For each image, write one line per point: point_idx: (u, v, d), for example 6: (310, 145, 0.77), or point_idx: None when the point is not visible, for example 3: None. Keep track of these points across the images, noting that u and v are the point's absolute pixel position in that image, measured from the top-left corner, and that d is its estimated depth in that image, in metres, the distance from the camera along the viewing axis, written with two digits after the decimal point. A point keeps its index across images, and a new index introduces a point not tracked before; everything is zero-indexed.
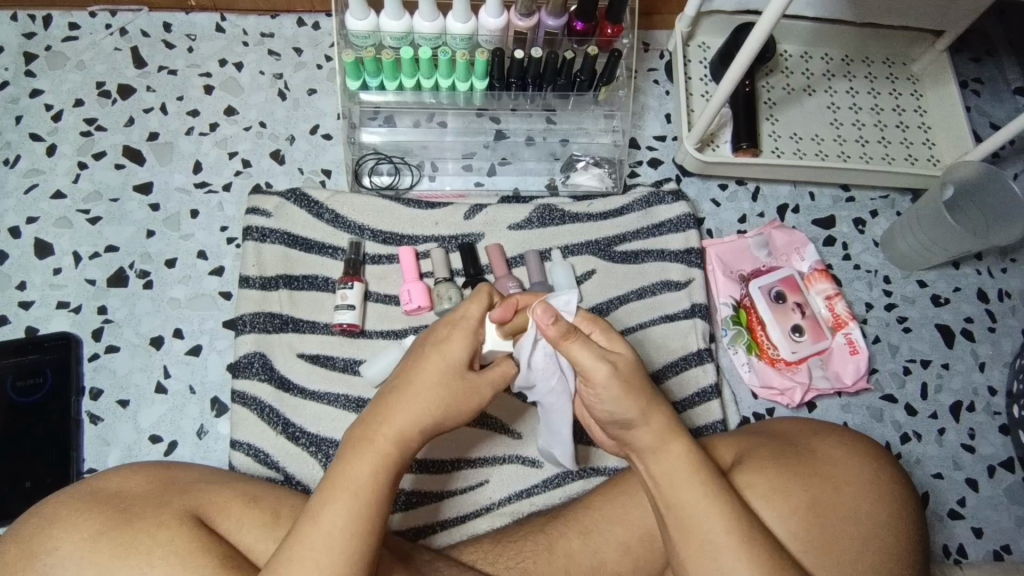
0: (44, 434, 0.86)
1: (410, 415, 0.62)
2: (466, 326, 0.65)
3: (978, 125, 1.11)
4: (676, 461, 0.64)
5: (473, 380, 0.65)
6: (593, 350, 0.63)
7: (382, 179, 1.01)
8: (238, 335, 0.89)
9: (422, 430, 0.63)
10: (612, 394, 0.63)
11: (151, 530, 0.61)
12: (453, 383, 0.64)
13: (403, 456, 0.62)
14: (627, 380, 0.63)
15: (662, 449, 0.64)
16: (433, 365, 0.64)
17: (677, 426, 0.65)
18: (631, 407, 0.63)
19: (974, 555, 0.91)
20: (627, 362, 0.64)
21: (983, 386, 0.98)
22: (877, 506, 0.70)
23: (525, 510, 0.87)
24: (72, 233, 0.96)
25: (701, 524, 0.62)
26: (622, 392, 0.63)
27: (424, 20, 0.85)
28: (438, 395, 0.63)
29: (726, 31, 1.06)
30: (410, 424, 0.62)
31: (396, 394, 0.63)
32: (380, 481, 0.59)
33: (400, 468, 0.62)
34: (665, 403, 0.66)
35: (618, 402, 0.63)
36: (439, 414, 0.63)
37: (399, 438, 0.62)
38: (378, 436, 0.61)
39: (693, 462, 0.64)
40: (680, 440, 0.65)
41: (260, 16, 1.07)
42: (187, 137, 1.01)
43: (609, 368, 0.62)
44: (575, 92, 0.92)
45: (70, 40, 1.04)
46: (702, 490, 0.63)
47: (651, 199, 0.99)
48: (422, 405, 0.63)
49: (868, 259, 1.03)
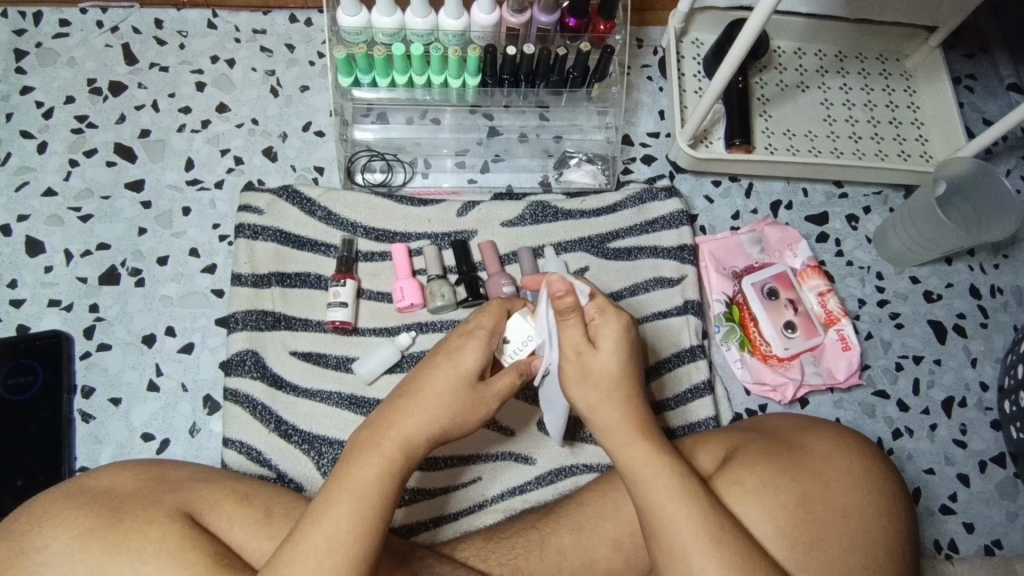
0: (35, 432, 0.86)
1: (421, 421, 0.63)
2: (481, 335, 0.67)
3: (971, 122, 1.11)
4: (639, 464, 0.64)
5: (483, 389, 0.66)
6: (572, 336, 0.67)
7: (375, 176, 1.00)
8: (231, 333, 0.88)
9: (431, 439, 0.63)
10: (572, 376, 0.67)
11: (142, 528, 0.61)
12: (463, 390, 0.65)
13: (410, 463, 0.62)
14: (583, 375, 0.67)
15: (624, 452, 0.65)
16: (446, 373, 0.65)
17: (643, 428, 0.66)
18: (583, 398, 0.67)
19: (964, 550, 0.91)
20: (597, 359, 0.67)
21: (975, 382, 0.98)
22: (865, 502, 0.70)
23: (517, 507, 0.87)
24: (63, 231, 0.96)
25: (670, 525, 0.61)
26: (579, 382, 0.67)
27: (415, 17, 0.85)
28: (450, 404, 0.64)
29: (720, 27, 1.05)
30: (419, 432, 0.63)
31: (409, 402, 0.64)
32: (383, 484, 0.59)
33: (405, 472, 0.62)
34: (637, 404, 0.67)
35: (576, 390, 0.68)
36: (447, 422, 0.64)
37: (406, 443, 0.62)
38: (384, 441, 0.61)
39: (660, 465, 0.64)
40: (642, 442, 0.65)
41: (252, 13, 1.07)
42: (179, 134, 1.01)
43: (575, 354, 0.67)
44: (568, 88, 0.93)
45: (61, 36, 1.03)
46: (665, 492, 0.63)
47: (644, 196, 0.99)
48: (432, 413, 0.64)
49: (861, 255, 1.03)
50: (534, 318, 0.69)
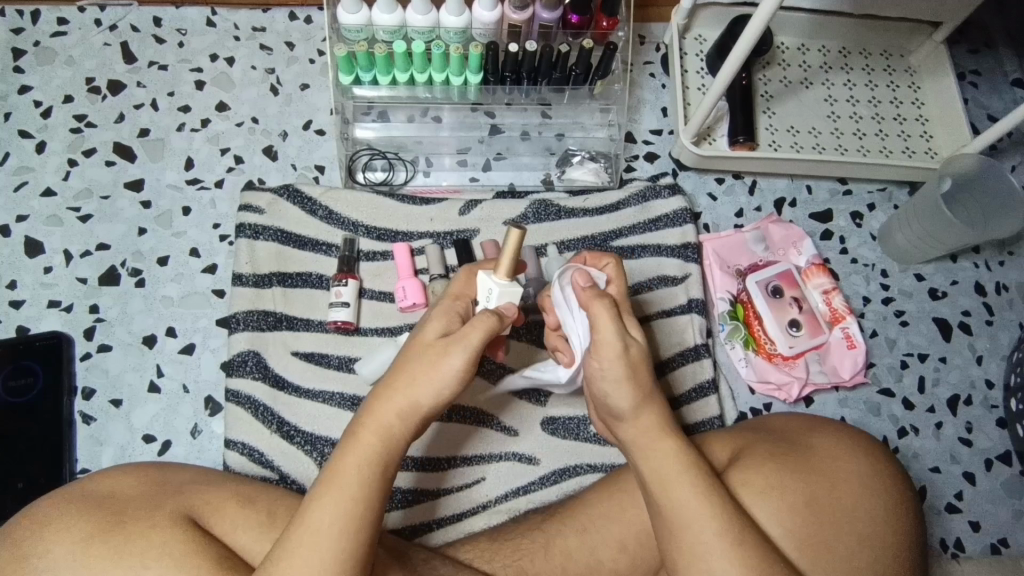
0: (36, 434, 0.85)
1: (389, 401, 0.61)
2: (445, 304, 0.66)
3: (975, 117, 1.10)
4: (667, 461, 0.63)
5: (446, 346, 0.61)
6: (614, 323, 0.63)
7: (376, 175, 1.00)
8: (232, 333, 0.88)
9: (405, 418, 0.61)
10: (615, 376, 0.64)
11: (146, 531, 0.61)
12: (428, 355, 0.61)
13: (388, 450, 0.60)
14: (630, 370, 0.64)
15: (651, 446, 0.64)
16: (408, 347, 0.63)
17: (667, 423, 0.65)
18: (628, 392, 0.64)
19: (971, 548, 0.91)
20: (641, 351, 0.65)
21: (980, 380, 0.98)
22: (872, 503, 0.69)
23: (521, 508, 0.86)
24: (63, 231, 0.95)
25: (693, 525, 0.61)
26: (623, 375, 0.64)
27: (415, 14, 0.85)
28: (419, 371, 0.61)
29: (723, 23, 1.05)
30: (392, 413, 0.61)
31: (385, 382, 0.62)
32: (364, 476, 0.58)
33: (387, 458, 0.60)
34: (658, 399, 0.66)
35: (618, 386, 0.64)
36: (412, 392, 0.61)
37: (381, 429, 0.60)
38: (360, 430, 0.60)
39: (685, 462, 0.63)
40: (669, 438, 0.64)
41: (252, 11, 1.06)
42: (179, 133, 1.00)
43: (620, 347, 0.63)
44: (570, 86, 0.92)
45: (59, 35, 1.03)
46: (692, 490, 0.62)
47: (647, 194, 0.99)
48: (402, 386, 0.61)
49: (866, 253, 1.03)
50: (497, 272, 0.65)
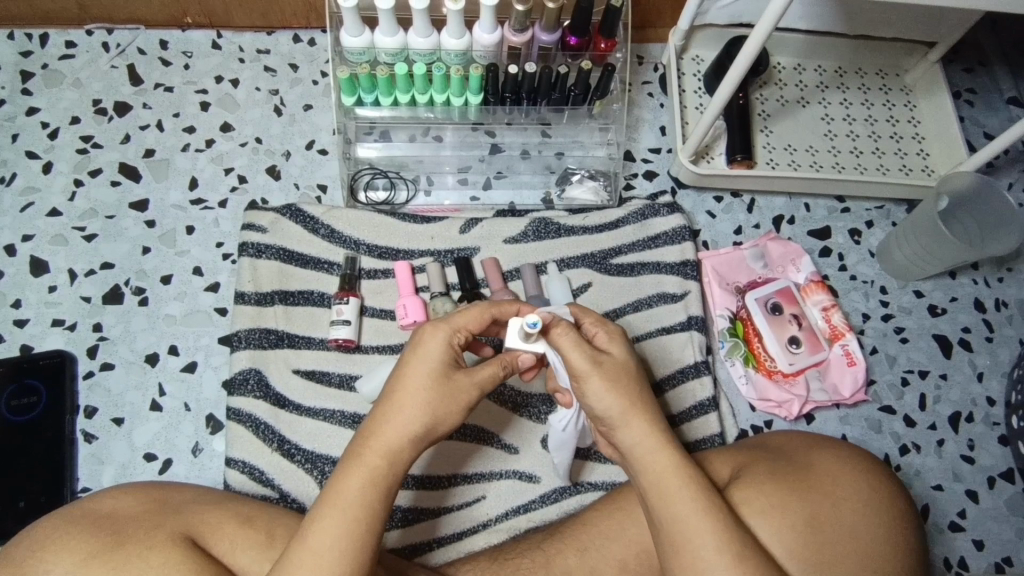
0: (38, 453, 0.86)
1: (401, 425, 0.61)
2: (443, 327, 0.65)
3: (972, 135, 1.11)
4: (667, 475, 0.63)
5: (454, 374, 0.64)
6: (578, 349, 0.65)
7: (378, 194, 1.01)
8: (234, 351, 0.88)
9: (413, 441, 0.62)
10: (598, 389, 0.65)
11: (145, 553, 0.61)
12: (433, 381, 0.63)
13: (392, 469, 0.61)
14: (616, 376, 0.65)
15: (653, 462, 0.64)
16: (411, 369, 0.63)
17: (670, 440, 0.65)
18: (616, 402, 0.65)
19: (975, 567, 0.90)
20: (617, 362, 0.67)
21: (982, 397, 0.98)
22: (875, 522, 0.69)
23: (522, 526, 0.86)
24: (68, 250, 0.96)
25: (697, 541, 0.61)
26: (606, 386, 0.65)
27: (418, 36, 0.86)
28: (427, 396, 0.62)
29: (721, 43, 1.06)
30: (401, 436, 0.61)
31: (386, 404, 0.62)
32: (368, 497, 0.59)
33: (388, 480, 0.60)
34: (657, 413, 0.66)
35: (605, 396, 0.65)
36: (427, 418, 0.62)
37: (386, 451, 0.61)
38: (364, 451, 0.60)
39: (686, 478, 0.63)
40: (666, 451, 0.64)
41: (256, 33, 1.08)
42: (183, 153, 1.01)
43: (590, 362, 0.65)
44: (569, 106, 0.93)
45: (67, 58, 1.04)
46: (694, 506, 0.62)
47: (646, 212, 0.99)
48: (414, 410, 0.62)
49: (865, 270, 1.03)
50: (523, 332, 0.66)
